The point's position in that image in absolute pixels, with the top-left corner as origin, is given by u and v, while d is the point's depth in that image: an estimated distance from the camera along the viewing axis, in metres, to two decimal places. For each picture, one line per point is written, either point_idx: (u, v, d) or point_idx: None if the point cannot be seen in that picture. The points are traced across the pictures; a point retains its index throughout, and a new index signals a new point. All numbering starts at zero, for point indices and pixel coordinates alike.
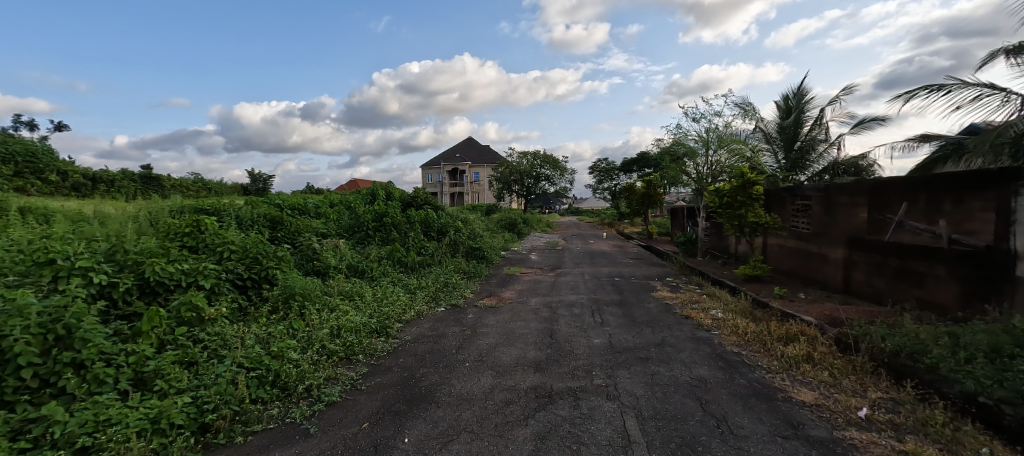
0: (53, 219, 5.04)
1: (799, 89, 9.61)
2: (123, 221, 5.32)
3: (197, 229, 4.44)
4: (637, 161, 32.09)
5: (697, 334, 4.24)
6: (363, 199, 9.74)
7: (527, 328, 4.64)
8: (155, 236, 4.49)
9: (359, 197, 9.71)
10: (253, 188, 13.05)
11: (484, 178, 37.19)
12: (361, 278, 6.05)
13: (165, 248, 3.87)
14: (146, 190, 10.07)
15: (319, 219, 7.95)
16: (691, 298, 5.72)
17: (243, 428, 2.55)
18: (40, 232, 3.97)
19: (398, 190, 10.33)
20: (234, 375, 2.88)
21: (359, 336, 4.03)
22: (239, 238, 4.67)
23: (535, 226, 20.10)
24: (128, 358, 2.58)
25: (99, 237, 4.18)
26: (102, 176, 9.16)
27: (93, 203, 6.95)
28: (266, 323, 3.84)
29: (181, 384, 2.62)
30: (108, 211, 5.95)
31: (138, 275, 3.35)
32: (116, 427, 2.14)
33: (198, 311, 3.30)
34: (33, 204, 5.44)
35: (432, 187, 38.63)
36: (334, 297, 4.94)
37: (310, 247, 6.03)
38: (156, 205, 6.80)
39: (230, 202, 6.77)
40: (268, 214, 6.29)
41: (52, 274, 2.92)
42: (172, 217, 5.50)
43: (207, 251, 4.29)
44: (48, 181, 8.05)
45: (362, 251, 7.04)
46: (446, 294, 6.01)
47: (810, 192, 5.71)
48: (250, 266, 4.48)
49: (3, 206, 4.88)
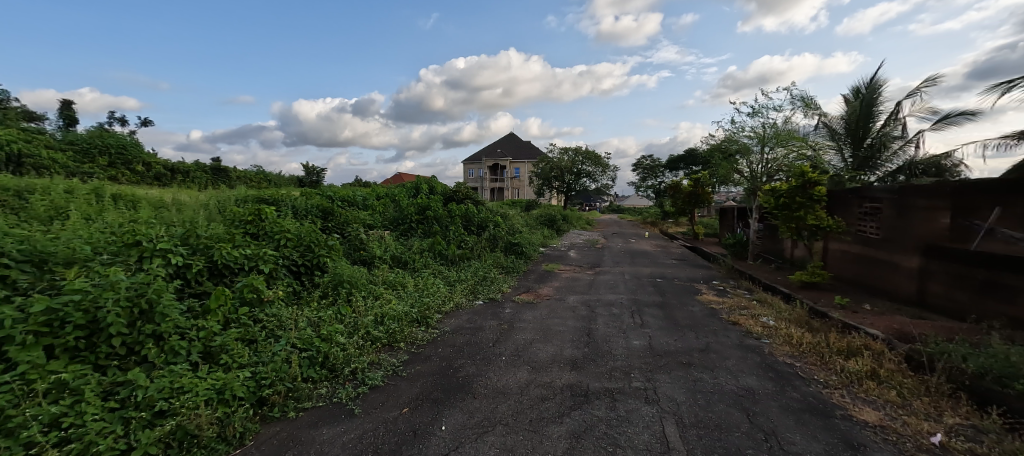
0: (139, 205, 5.63)
1: (872, 80, 8.80)
2: (195, 208, 5.84)
3: (259, 217, 4.79)
4: (685, 158, 30.62)
5: (746, 342, 4.02)
6: (407, 192, 10.03)
7: (564, 325, 4.61)
8: (222, 223, 4.89)
9: (403, 190, 10.05)
10: (307, 180, 13.88)
11: (524, 174, 37.09)
12: (403, 270, 6.25)
13: (230, 234, 4.20)
14: (215, 180, 10.97)
15: (366, 211, 8.30)
16: (740, 303, 5.44)
17: (295, 405, 2.74)
18: (128, 217, 4.43)
19: (440, 184, 10.57)
20: (288, 354, 3.10)
21: (401, 324, 4.19)
22: (295, 226, 4.98)
23: (575, 223, 19.88)
24: (199, 333, 2.83)
25: (175, 222, 4.60)
26: (178, 167, 10.09)
27: (172, 192, 7.67)
28: (316, 307, 4.09)
29: (243, 360, 2.84)
30: (184, 199, 6.54)
31: (208, 258, 3.67)
32: (188, 394, 2.36)
33: (258, 292, 3.58)
34: (123, 191, 6.10)
35: (473, 182, 39.13)
36: (378, 285, 5.15)
37: (357, 238, 6.33)
38: (224, 194, 7.41)
39: (286, 193, 7.22)
40: (320, 205, 6.65)
41: (138, 255, 3.25)
42: (237, 206, 5.97)
43: (267, 238, 4.61)
44: (136, 171, 9.01)
45: (406, 243, 7.28)
46: (484, 288, 6.09)
47: (880, 194, 5.23)
48: (304, 253, 4.76)
49: (98, 194, 5.50)
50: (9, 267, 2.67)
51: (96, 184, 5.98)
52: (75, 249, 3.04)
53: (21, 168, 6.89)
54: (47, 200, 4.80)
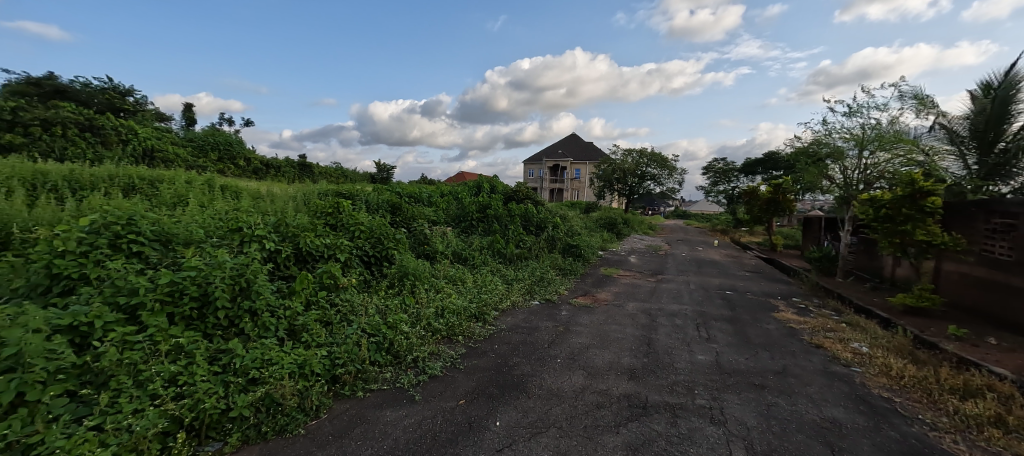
0: (240, 195, 6.38)
1: (1010, 73, 7.40)
2: (284, 199, 6.49)
3: (337, 210, 5.20)
4: (764, 162, 28.16)
5: (831, 368, 3.61)
6: (469, 190, 10.31)
7: (622, 332, 4.47)
8: (306, 213, 5.38)
9: (466, 189, 10.36)
10: (379, 176, 14.82)
11: (585, 175, 36.17)
12: (463, 265, 6.44)
13: (313, 224, 4.61)
14: (301, 175, 12.12)
15: (430, 207, 8.67)
16: (825, 325, 4.90)
17: (364, 385, 2.96)
18: (231, 205, 5.05)
19: (501, 184, 10.74)
20: (359, 337, 3.34)
21: (460, 318, 4.33)
22: (368, 220, 5.34)
23: (637, 227, 19.16)
24: (285, 312, 3.15)
25: (268, 212, 5.15)
26: (272, 163, 11.29)
27: (266, 184, 8.59)
28: (384, 296, 4.35)
29: (320, 339, 3.12)
30: (275, 191, 7.31)
31: (294, 245, 4.06)
32: (275, 366, 2.64)
33: (334, 279, 3.90)
34: (228, 182, 6.95)
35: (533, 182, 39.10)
36: (440, 279, 5.37)
37: (422, 233, 6.63)
38: (308, 188, 8.15)
39: (361, 188, 7.78)
40: (390, 200, 7.08)
41: (239, 240, 3.69)
42: (319, 199, 6.54)
43: (343, 229, 5.00)
44: (239, 165, 10.30)
45: (466, 240, 7.50)
46: (541, 288, 6.09)
47: (1017, 209, 4.42)
48: (375, 245, 5.09)
49: (209, 184, 6.32)
50: (143, 244, 3.16)
51: (207, 176, 6.88)
52: (192, 232, 3.52)
53: (144, 163, 8.16)
54: (172, 188, 5.63)
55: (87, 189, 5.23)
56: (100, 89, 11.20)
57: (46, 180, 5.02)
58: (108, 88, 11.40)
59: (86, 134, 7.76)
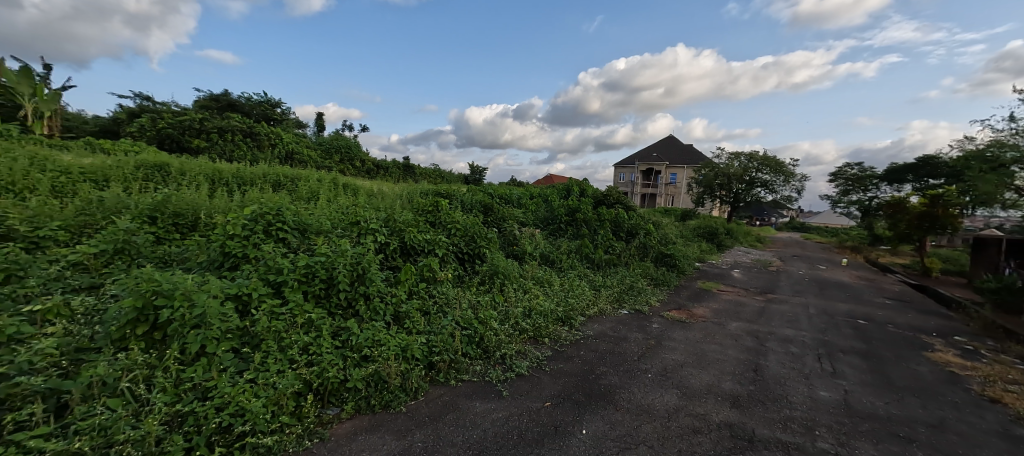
0: (356, 192, 7.22)
1: None
2: (391, 197, 7.17)
3: (436, 208, 5.60)
4: (916, 168, 23.12)
5: (1015, 432, 2.84)
6: (558, 193, 10.30)
7: (723, 354, 4.06)
8: (409, 210, 5.88)
9: (555, 192, 10.36)
10: (472, 178, 15.56)
11: (681, 180, 33.52)
12: (550, 268, 6.45)
13: (416, 220, 5.01)
14: (405, 175, 13.29)
15: (520, 209, 8.86)
16: (1006, 375, 3.87)
17: (455, 375, 3.13)
18: (350, 201, 5.73)
19: (592, 187, 10.51)
20: (453, 329, 3.55)
21: (546, 321, 4.33)
22: (463, 219, 5.64)
23: (743, 239, 17.25)
24: (392, 299, 3.49)
25: (378, 208, 5.74)
26: (382, 164, 12.60)
27: (377, 183, 9.60)
28: (475, 292, 4.55)
29: (420, 327, 3.37)
30: (384, 189, 8.11)
31: (400, 239, 4.47)
32: (383, 347, 2.92)
33: (433, 272, 4.19)
34: (347, 181, 7.91)
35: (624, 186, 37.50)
36: (527, 280, 5.44)
37: (511, 233, 6.79)
38: (411, 187, 8.90)
39: (457, 189, 8.26)
40: (483, 201, 7.40)
41: (357, 232, 4.18)
42: (420, 198, 7.10)
43: (441, 227, 5.36)
44: (357, 166, 11.83)
45: (554, 243, 7.49)
46: (631, 298, 5.82)
47: None
48: (468, 243, 5.35)
49: (332, 182, 7.27)
50: (286, 231, 3.74)
51: (331, 175, 7.92)
52: (322, 223, 4.09)
53: (283, 163, 9.67)
54: (305, 185, 6.60)
55: (246, 184, 6.38)
56: (257, 102, 13.61)
57: (219, 176, 6.25)
58: (262, 101, 13.78)
59: (246, 140, 9.57)
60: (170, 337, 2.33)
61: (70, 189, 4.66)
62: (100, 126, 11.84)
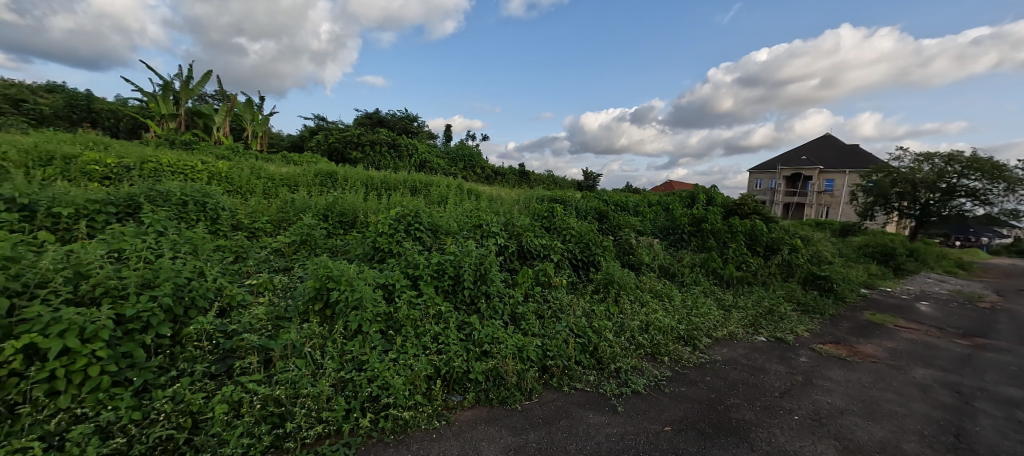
0: (479, 197, 7.76)
1: None
2: (509, 202, 7.52)
3: (552, 214, 5.70)
4: None
5: None
6: (681, 201, 9.52)
7: (903, 405, 3.24)
8: (526, 215, 6.09)
9: (678, 200, 9.62)
10: (585, 184, 15.35)
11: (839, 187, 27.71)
12: (671, 282, 5.97)
13: (533, 225, 5.15)
14: (522, 181, 13.81)
15: (637, 217, 8.45)
16: None
17: (569, 382, 3.11)
18: (473, 206, 6.19)
19: (722, 195, 9.46)
20: (567, 335, 3.54)
21: (666, 338, 4.02)
22: (578, 225, 5.60)
23: (932, 262, 13.59)
24: (510, 300, 3.64)
25: (498, 212, 6.07)
26: (501, 171, 13.34)
27: (496, 189, 10.17)
28: (590, 300, 4.46)
29: (535, 330, 3.45)
30: (502, 195, 8.55)
31: (518, 242, 4.65)
32: (501, 344, 3.07)
33: (548, 277, 4.25)
34: (470, 187, 8.56)
35: (761, 194, 32.76)
36: (645, 292, 5.13)
37: (628, 242, 6.47)
38: (527, 193, 9.20)
39: (572, 195, 8.26)
40: (598, 209, 7.26)
41: (480, 234, 4.49)
42: (536, 203, 7.30)
43: (557, 232, 5.41)
44: (477, 172, 12.67)
45: (676, 255, 6.93)
46: (770, 323, 5.05)
47: None
48: (583, 250, 5.28)
49: (458, 189, 7.96)
50: (422, 231, 4.21)
51: (457, 182, 8.67)
52: (450, 225, 4.49)
53: (417, 170, 10.89)
54: (436, 190, 7.35)
55: (390, 189, 7.38)
56: (400, 117, 15.64)
57: (370, 182, 7.36)
58: (404, 116, 15.78)
59: (390, 150, 11.07)
60: (336, 315, 2.80)
61: (273, 192, 5.99)
62: (290, 142, 14.95)
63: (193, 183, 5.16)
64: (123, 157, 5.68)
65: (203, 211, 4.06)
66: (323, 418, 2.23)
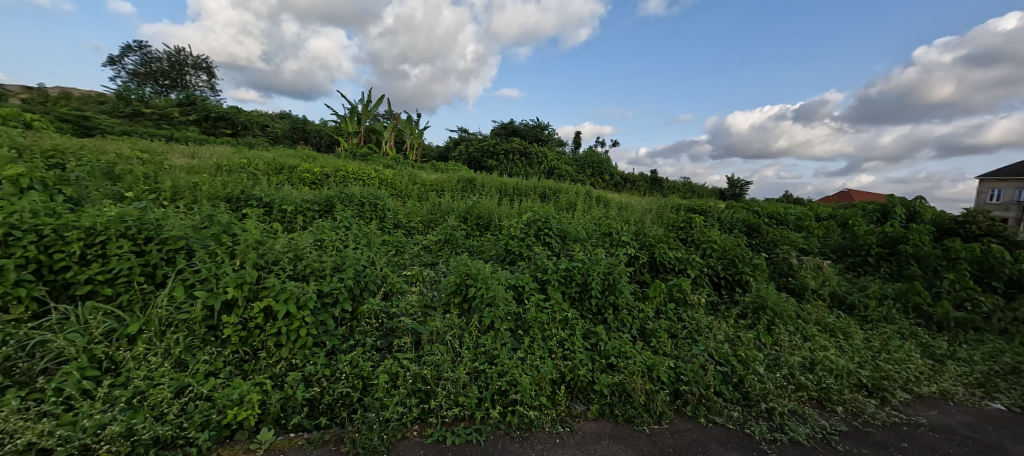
0: (609, 205, 7.59)
1: None
2: (641, 211, 7.17)
3: (690, 225, 5.24)
4: None
5: None
6: (864, 216, 7.71)
7: None
8: (660, 225, 5.72)
9: (859, 214, 7.84)
10: (730, 192, 13.64)
11: None
12: (847, 315, 4.86)
13: (668, 236, 4.78)
14: (654, 189, 13.05)
15: (799, 233, 7.17)
16: None
17: (706, 413, 2.80)
18: (603, 213, 6.07)
19: (929, 209, 7.36)
20: (705, 361, 3.18)
21: (839, 383, 3.26)
22: (722, 239, 5.00)
23: None
24: (640, 314, 3.45)
25: (630, 221, 5.83)
26: (632, 178, 12.87)
27: (627, 196, 9.81)
28: (735, 325, 3.89)
29: (668, 349, 3.19)
30: (634, 203, 8.20)
31: (650, 254, 4.39)
32: (630, 360, 2.93)
33: (684, 294, 3.89)
34: (600, 194, 8.43)
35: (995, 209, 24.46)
36: (810, 324, 4.25)
37: (786, 262, 5.48)
38: (662, 201, 8.63)
39: (715, 204, 7.44)
40: (747, 221, 6.38)
41: (609, 242, 4.37)
42: (672, 213, 6.79)
43: (695, 246, 4.93)
44: (605, 179, 12.47)
45: (854, 281, 5.64)
46: (1008, 385, 3.71)
47: None
48: (727, 267, 4.66)
49: (588, 196, 7.93)
50: (551, 237, 4.30)
51: (587, 189, 8.63)
52: (579, 232, 4.50)
53: (547, 177, 11.20)
54: (566, 197, 7.44)
55: (522, 194, 7.74)
56: (533, 126, 16.33)
57: (504, 189, 7.85)
58: (537, 125, 16.43)
59: (522, 159, 11.69)
60: (472, 309, 3.06)
61: (425, 196, 6.88)
62: (438, 152, 16.92)
63: (368, 188, 6.27)
64: (323, 167, 7.22)
65: (375, 210, 4.90)
66: (460, 402, 2.45)
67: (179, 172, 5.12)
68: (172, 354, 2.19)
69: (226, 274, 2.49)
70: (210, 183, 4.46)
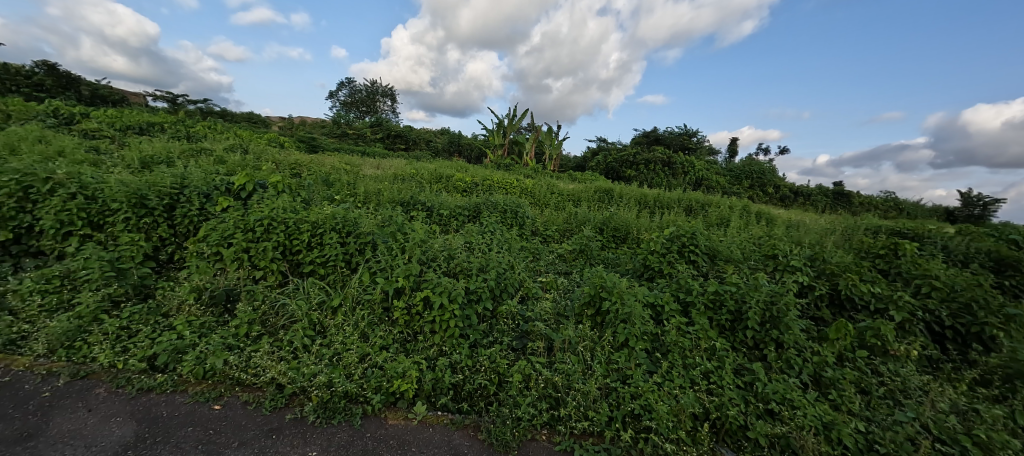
0: (772, 222, 6.54)
1: None
2: (817, 231, 5.97)
3: (894, 253, 4.15)
4: None
5: None
6: None
7: None
8: (846, 250, 4.67)
9: None
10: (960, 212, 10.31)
11: None
12: None
13: (860, 265, 3.85)
14: (836, 205, 10.77)
15: None
16: None
17: None
18: (765, 232, 5.26)
19: None
20: (917, 431, 2.41)
21: None
22: (947, 273, 3.80)
23: None
24: (815, 356, 2.86)
25: (802, 242, 4.91)
26: (804, 192, 10.93)
27: (797, 213, 8.31)
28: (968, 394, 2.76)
29: (854, 406, 2.57)
30: (808, 221, 6.89)
31: (830, 285, 3.62)
32: (798, 410, 2.44)
33: (883, 340, 3.04)
34: (761, 209, 7.33)
35: None
36: None
37: None
38: (849, 221, 7.04)
39: (934, 227, 5.73)
40: (991, 251, 4.72)
41: (773, 266, 3.76)
42: (864, 236, 5.48)
43: (901, 280, 3.87)
44: (767, 192, 10.79)
45: None
46: None
47: None
48: (957, 315, 3.43)
49: (746, 212, 6.98)
50: (698, 255, 3.90)
51: (744, 203, 7.61)
52: (733, 252, 3.99)
53: (693, 189, 10.26)
54: (717, 212, 6.69)
55: (664, 207, 7.25)
56: (680, 133, 15.17)
57: (645, 200, 7.48)
58: (685, 132, 15.22)
59: (665, 169, 11.01)
60: (606, 323, 3.00)
61: (562, 205, 7.02)
62: (577, 162, 17.06)
63: (510, 196, 6.72)
64: (474, 176, 8.02)
65: (516, 217, 5.21)
66: (589, 416, 2.41)
67: (368, 180, 6.33)
68: (358, 326, 2.71)
69: (399, 267, 2.97)
70: (389, 189, 5.39)
